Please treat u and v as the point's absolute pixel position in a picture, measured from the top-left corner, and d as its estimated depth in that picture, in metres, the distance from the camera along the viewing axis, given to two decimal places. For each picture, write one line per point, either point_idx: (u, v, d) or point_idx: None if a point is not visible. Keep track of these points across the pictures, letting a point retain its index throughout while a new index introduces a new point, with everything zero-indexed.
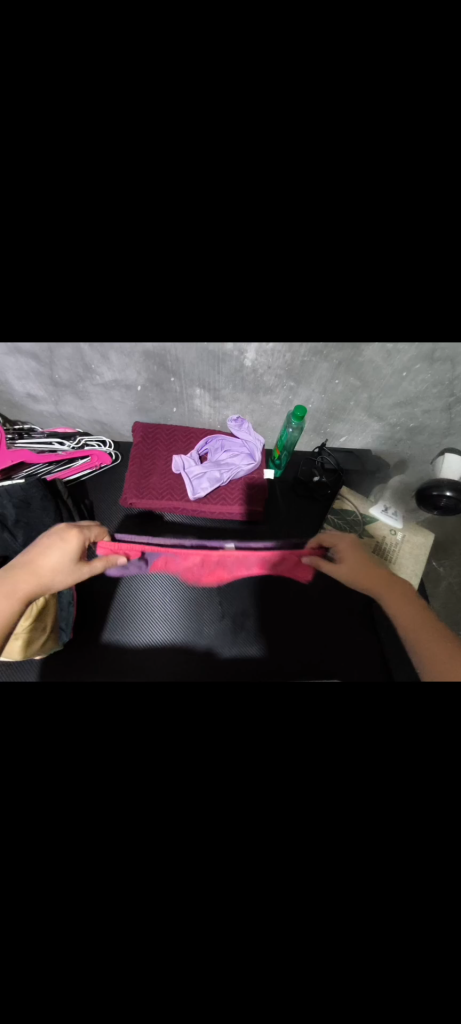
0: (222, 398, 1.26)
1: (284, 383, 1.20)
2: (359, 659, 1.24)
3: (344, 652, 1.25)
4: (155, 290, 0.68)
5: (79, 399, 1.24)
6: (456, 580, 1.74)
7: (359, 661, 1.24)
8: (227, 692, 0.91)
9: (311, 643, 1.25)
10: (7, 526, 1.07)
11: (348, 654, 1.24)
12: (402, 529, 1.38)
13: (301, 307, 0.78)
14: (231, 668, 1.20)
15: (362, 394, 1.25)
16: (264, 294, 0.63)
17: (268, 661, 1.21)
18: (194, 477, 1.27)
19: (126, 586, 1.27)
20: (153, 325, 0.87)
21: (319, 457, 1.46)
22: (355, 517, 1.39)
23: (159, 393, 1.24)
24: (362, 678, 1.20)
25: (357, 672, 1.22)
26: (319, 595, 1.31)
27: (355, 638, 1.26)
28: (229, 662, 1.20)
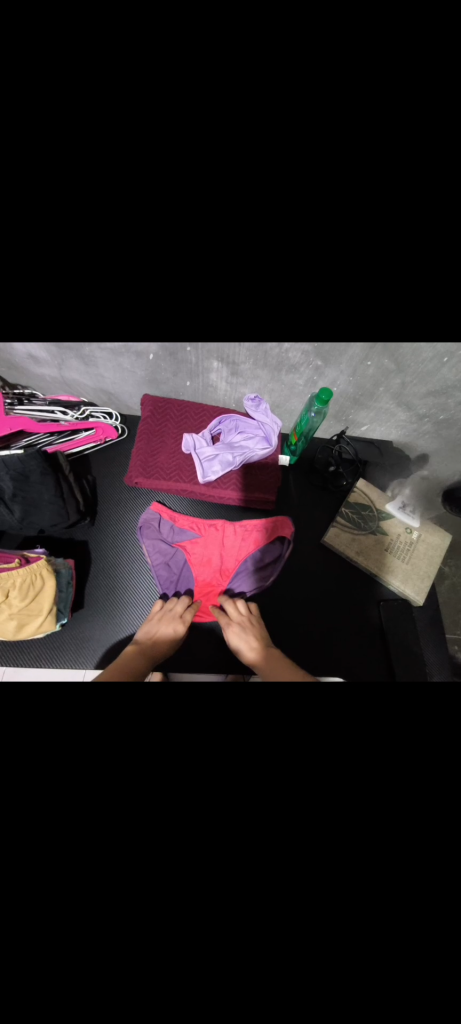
0: (240, 374, 1.15)
1: (310, 362, 1.09)
2: (361, 659, 1.22)
3: (350, 649, 1.23)
4: (182, 242, 0.58)
5: (84, 364, 1.14)
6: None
7: (358, 661, 1.21)
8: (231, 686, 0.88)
9: (316, 640, 1.23)
10: (3, 500, 0.99)
11: (346, 651, 1.22)
12: (418, 529, 1.31)
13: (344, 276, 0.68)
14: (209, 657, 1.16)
15: (394, 379, 1.14)
16: (312, 259, 0.53)
17: None
18: (205, 461, 1.19)
19: (130, 572, 1.18)
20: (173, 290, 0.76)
21: (337, 446, 1.38)
22: (371, 514, 1.32)
23: (172, 364, 1.13)
24: (367, 678, 1.19)
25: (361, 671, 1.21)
26: (326, 594, 1.27)
27: (357, 640, 1.24)
28: (221, 648, 1.17)
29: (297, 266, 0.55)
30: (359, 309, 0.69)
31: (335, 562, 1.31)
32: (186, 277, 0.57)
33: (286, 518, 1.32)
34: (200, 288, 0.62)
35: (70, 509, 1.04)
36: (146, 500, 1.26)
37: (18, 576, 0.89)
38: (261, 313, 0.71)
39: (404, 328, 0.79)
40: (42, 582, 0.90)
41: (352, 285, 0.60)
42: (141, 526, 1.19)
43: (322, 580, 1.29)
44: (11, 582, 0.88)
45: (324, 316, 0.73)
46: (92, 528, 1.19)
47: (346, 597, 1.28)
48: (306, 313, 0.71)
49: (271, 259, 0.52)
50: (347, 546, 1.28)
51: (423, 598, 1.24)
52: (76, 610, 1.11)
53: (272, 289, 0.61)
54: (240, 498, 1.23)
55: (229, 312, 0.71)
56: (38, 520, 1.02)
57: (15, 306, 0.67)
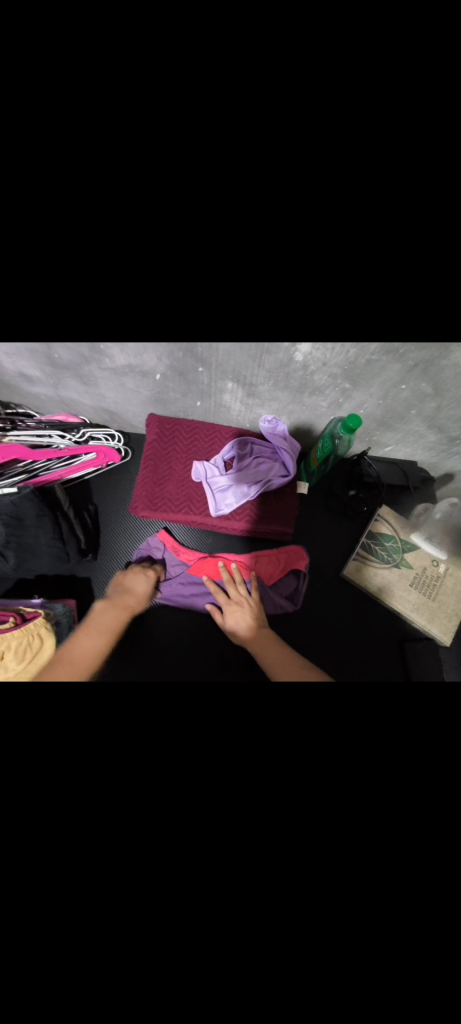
0: (257, 396, 1.04)
1: (337, 385, 0.97)
2: (380, 659, 1.16)
3: (370, 650, 1.17)
4: (206, 270, 0.47)
5: (84, 383, 1.02)
6: None
7: (375, 660, 1.16)
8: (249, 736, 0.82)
9: (334, 640, 1.17)
10: None
11: (366, 662, 1.16)
12: (445, 560, 1.22)
13: (394, 308, 0.57)
14: (201, 660, 1.07)
15: (429, 402, 1.02)
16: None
17: None
18: (216, 491, 1.09)
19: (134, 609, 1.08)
20: (188, 316, 0.64)
21: (359, 468, 1.27)
22: (394, 543, 1.22)
23: (181, 384, 1.01)
24: (386, 678, 1.14)
25: (380, 671, 1.15)
26: (342, 609, 1.20)
27: (376, 640, 1.19)
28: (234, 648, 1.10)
29: (348, 257, 0.46)
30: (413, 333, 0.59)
31: (354, 593, 1.22)
32: (215, 264, 0.48)
33: (301, 548, 1.23)
34: (224, 274, 0.51)
35: (70, 551, 0.95)
36: (153, 530, 1.17)
37: (13, 636, 0.81)
38: (295, 305, 0.60)
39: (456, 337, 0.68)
40: (41, 643, 0.83)
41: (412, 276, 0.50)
42: (141, 550, 1.13)
43: (336, 588, 1.22)
44: (5, 645, 0.80)
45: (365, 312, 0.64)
46: (94, 562, 1.10)
47: (368, 632, 1.19)
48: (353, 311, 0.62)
49: (325, 245, 0.41)
50: (367, 579, 1.19)
51: (450, 639, 1.15)
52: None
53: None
54: (255, 531, 1.14)
55: (260, 304, 0.60)
56: (35, 565, 0.92)
57: (25, 298, 0.59)
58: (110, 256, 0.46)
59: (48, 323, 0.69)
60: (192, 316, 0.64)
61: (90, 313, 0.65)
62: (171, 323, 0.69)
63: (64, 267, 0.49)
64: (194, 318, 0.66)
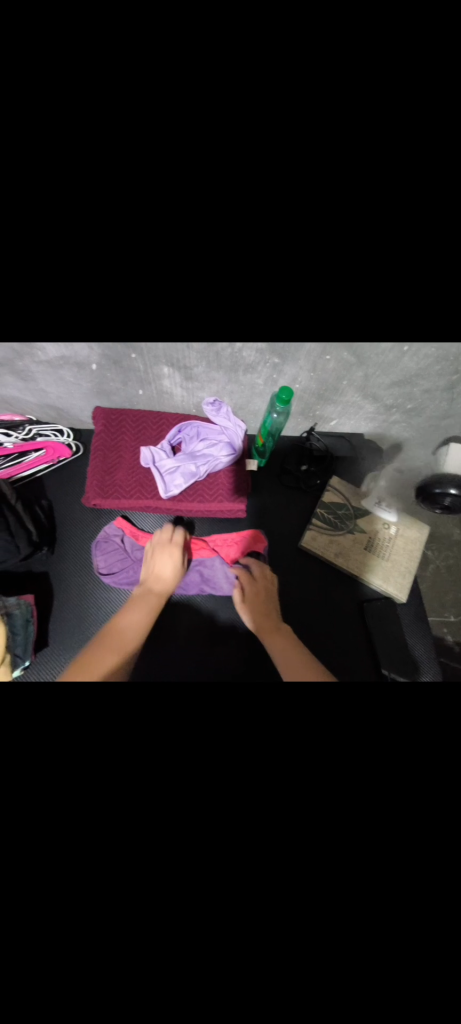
0: (195, 379, 1.07)
1: (266, 360, 1.02)
2: (354, 656, 1.17)
3: (344, 641, 1.18)
4: (89, 245, 0.51)
5: (21, 380, 1.04)
6: (444, 561, 1.36)
7: (347, 653, 1.17)
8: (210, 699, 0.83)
9: (314, 629, 1.19)
10: None
11: (343, 654, 1.17)
12: (396, 523, 1.27)
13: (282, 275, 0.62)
14: (192, 661, 1.09)
15: (357, 371, 1.08)
16: (238, 228, 0.47)
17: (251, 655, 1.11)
18: (165, 473, 1.12)
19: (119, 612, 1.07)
20: (100, 300, 0.68)
21: (308, 444, 1.32)
22: (346, 511, 1.27)
23: (119, 372, 1.04)
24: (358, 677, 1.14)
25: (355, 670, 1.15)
26: (317, 595, 1.23)
27: (350, 634, 1.19)
28: (203, 636, 1.12)
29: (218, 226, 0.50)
30: (307, 303, 0.64)
31: (314, 566, 1.26)
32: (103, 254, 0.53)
33: (260, 528, 1.27)
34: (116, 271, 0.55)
35: (20, 543, 0.96)
36: (110, 521, 1.18)
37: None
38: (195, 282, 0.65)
39: (353, 311, 0.75)
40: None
41: (292, 274, 0.56)
42: (97, 540, 1.14)
43: (306, 574, 1.25)
44: None
45: (266, 306, 0.70)
46: (51, 555, 1.11)
47: (332, 601, 1.23)
48: (252, 301, 0.67)
49: (187, 220, 0.46)
50: (324, 548, 1.23)
51: (405, 595, 1.20)
52: (40, 648, 1.01)
53: (200, 279, 0.54)
54: (210, 511, 1.16)
55: (163, 302, 0.64)
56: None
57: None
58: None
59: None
60: (102, 300, 0.68)
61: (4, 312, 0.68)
62: (87, 311, 0.72)
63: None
64: (104, 306, 0.70)
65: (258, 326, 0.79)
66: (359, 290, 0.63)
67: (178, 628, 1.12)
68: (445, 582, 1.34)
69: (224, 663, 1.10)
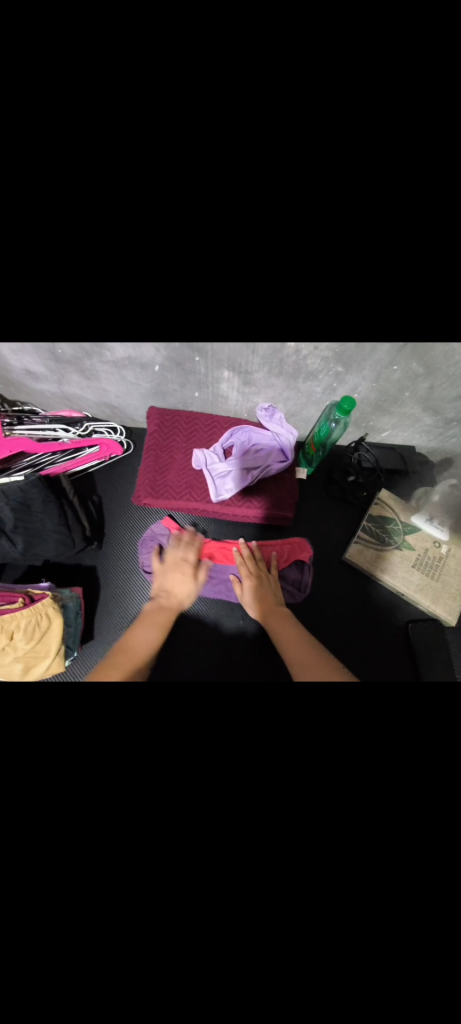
0: (252, 383, 1.07)
1: (329, 368, 0.99)
2: (395, 659, 1.14)
3: (384, 649, 1.16)
4: (195, 253, 0.51)
5: (85, 379, 1.06)
6: None
7: (387, 662, 1.14)
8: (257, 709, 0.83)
9: (352, 635, 1.17)
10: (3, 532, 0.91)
11: (384, 662, 1.14)
12: (447, 541, 1.22)
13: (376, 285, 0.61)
14: (186, 660, 1.08)
15: (422, 383, 1.04)
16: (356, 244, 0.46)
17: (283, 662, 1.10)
18: (216, 476, 1.12)
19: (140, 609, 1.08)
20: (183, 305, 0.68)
21: (357, 454, 1.29)
22: (395, 525, 1.23)
23: (179, 374, 1.05)
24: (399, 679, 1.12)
25: (394, 672, 1.13)
26: (355, 604, 1.20)
27: (390, 643, 1.16)
28: (242, 641, 1.12)
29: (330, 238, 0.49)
30: (398, 314, 0.62)
31: (357, 580, 1.22)
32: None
33: (303, 537, 1.25)
34: (220, 285, 0.55)
35: (76, 536, 0.98)
36: (156, 520, 1.19)
37: (23, 618, 0.82)
38: None
39: (439, 321, 0.71)
40: (48, 622, 0.84)
41: (395, 287, 0.54)
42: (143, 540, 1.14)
43: (343, 586, 1.22)
44: (15, 624, 0.81)
45: (351, 314, 0.68)
46: (99, 550, 1.13)
47: (374, 616, 1.19)
48: (338, 311, 0.66)
49: (304, 242, 0.45)
50: (370, 562, 1.20)
51: (455, 618, 1.15)
52: (86, 640, 1.04)
53: (302, 291, 0.53)
54: (257, 516, 1.16)
55: (252, 311, 0.64)
56: (43, 551, 0.95)
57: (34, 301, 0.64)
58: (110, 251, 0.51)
59: (55, 324, 0.74)
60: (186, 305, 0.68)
61: (92, 322, 0.70)
62: (166, 315, 0.73)
63: (67, 286, 0.53)
64: (185, 311, 0.70)
65: (334, 335, 0.77)
66: (456, 304, 0.61)
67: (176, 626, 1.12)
68: None
69: (210, 664, 1.09)
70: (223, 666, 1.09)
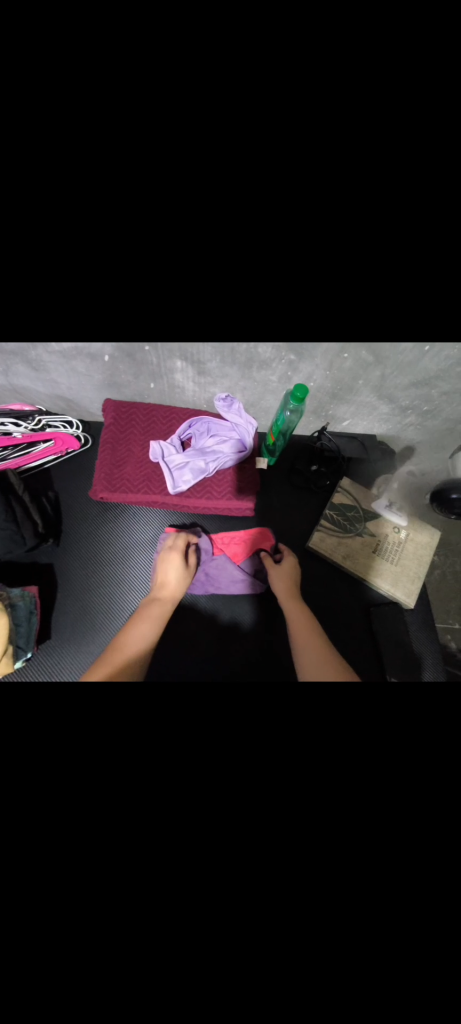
0: (207, 373, 1.06)
1: (282, 356, 0.99)
2: (357, 651, 1.16)
3: (347, 641, 1.17)
4: None
5: (33, 370, 1.02)
6: (450, 570, 1.33)
7: (348, 653, 1.16)
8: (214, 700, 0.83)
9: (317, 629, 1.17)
10: None
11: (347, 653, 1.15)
12: (407, 528, 1.25)
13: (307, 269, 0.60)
14: (203, 663, 1.08)
15: (374, 371, 1.06)
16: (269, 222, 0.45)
17: (247, 659, 1.09)
18: (175, 469, 1.10)
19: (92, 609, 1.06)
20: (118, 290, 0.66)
21: (318, 444, 1.30)
22: (356, 513, 1.25)
23: (132, 365, 1.02)
24: (364, 678, 1.12)
25: (359, 670, 1.14)
26: (322, 599, 1.21)
27: (353, 635, 1.18)
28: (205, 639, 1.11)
29: None
30: (329, 297, 0.62)
31: (321, 571, 1.24)
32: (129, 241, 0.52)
33: (267, 528, 1.26)
34: (143, 266, 0.54)
35: (26, 535, 0.94)
36: (116, 515, 1.17)
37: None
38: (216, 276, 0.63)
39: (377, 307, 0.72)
40: None
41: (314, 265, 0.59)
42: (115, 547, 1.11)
43: (305, 581, 1.22)
44: None
45: (289, 298, 0.68)
46: (56, 548, 1.10)
47: (338, 607, 1.21)
48: (273, 295, 0.65)
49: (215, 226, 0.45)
50: (333, 551, 1.21)
51: (413, 600, 1.18)
52: (42, 640, 1.01)
53: (226, 272, 0.53)
54: (217, 509, 1.15)
55: (184, 296, 0.63)
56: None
57: None
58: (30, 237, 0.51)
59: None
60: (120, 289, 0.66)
61: (22, 304, 0.67)
62: (103, 303, 0.71)
63: None
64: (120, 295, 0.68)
65: (278, 321, 0.77)
66: (383, 288, 0.61)
67: (184, 628, 1.11)
68: (452, 591, 1.31)
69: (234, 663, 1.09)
70: (184, 665, 1.07)
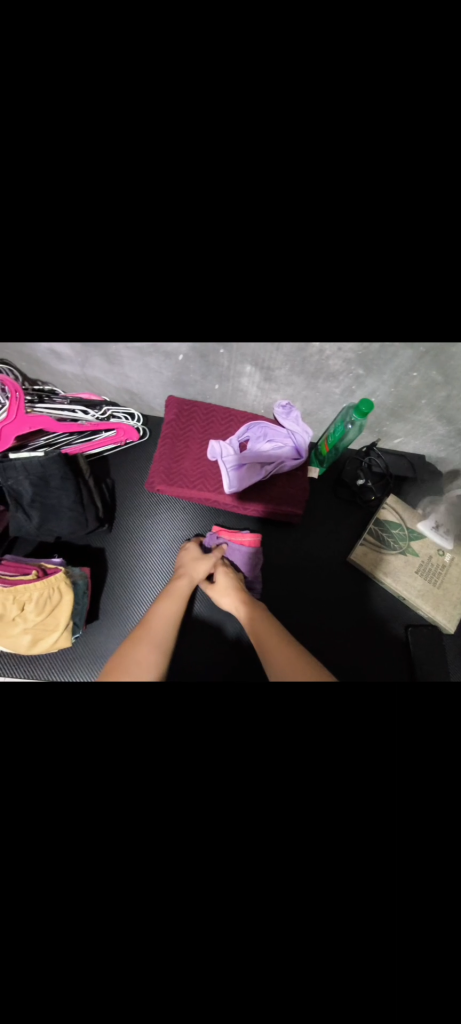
0: (273, 380, 1.09)
1: (350, 370, 1.01)
2: (391, 668, 1.16)
3: (379, 654, 1.17)
4: None
5: (108, 362, 1.07)
6: None
7: (381, 667, 1.16)
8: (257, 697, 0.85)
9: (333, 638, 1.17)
10: (21, 506, 0.91)
11: (380, 666, 1.16)
12: (451, 551, 1.24)
13: None
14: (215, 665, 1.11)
15: (439, 392, 1.06)
16: None
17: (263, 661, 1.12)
18: (231, 469, 1.13)
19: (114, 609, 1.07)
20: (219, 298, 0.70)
21: (367, 458, 1.31)
22: (401, 531, 1.24)
23: (202, 366, 1.06)
24: (385, 679, 1.13)
25: (379, 673, 1.15)
26: (344, 607, 1.21)
27: (387, 650, 1.18)
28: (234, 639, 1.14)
29: None
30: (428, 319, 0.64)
31: (359, 583, 1.25)
32: None
33: (309, 536, 1.27)
34: None
35: (89, 518, 0.98)
36: (166, 507, 1.21)
37: (35, 590, 0.82)
38: None
39: None
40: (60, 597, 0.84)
41: None
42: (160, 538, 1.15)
43: (340, 591, 1.23)
44: (27, 596, 0.82)
45: None
46: (109, 534, 1.14)
47: (374, 620, 1.21)
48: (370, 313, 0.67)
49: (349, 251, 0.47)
50: (374, 565, 1.21)
51: (455, 626, 1.16)
52: (90, 621, 1.05)
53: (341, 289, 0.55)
54: (266, 512, 1.17)
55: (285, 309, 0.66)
56: (56, 529, 0.95)
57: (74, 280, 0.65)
58: None
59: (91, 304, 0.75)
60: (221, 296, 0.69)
61: None
62: None
63: None
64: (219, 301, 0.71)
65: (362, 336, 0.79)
66: None
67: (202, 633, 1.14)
68: None
69: (216, 664, 1.12)
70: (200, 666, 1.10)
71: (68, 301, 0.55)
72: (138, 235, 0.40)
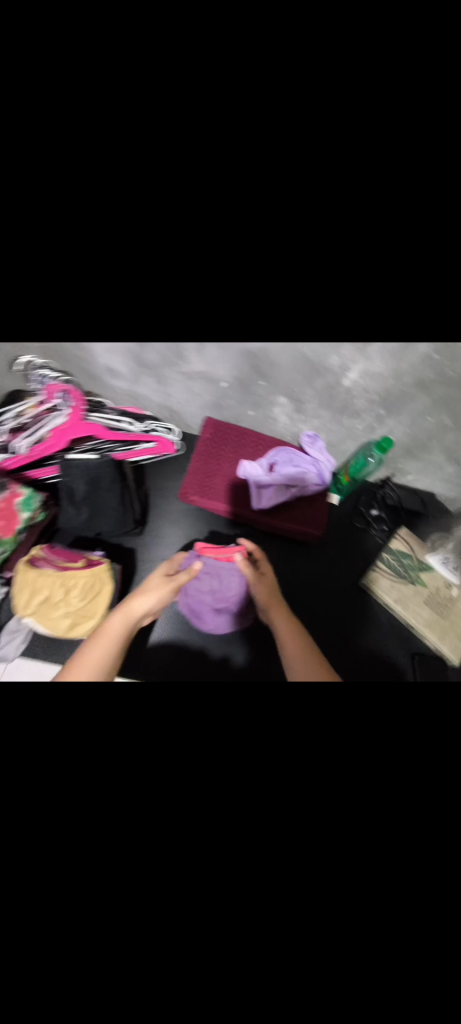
0: (304, 412, 1.20)
1: (375, 409, 1.13)
2: None
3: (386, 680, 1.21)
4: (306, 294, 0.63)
5: (157, 383, 1.19)
6: None
7: None
8: (274, 700, 0.88)
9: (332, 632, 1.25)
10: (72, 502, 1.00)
11: None
12: (458, 586, 1.30)
13: None
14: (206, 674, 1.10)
15: (452, 436, 1.17)
16: None
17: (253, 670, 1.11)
18: (260, 489, 1.23)
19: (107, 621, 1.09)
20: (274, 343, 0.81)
21: (381, 492, 1.41)
22: (411, 562, 1.31)
23: (241, 394, 1.18)
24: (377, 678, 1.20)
25: (372, 670, 1.22)
26: (341, 619, 1.28)
27: (394, 677, 1.21)
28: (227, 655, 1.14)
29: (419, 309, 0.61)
30: None
31: (369, 610, 1.30)
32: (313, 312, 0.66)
33: (324, 558, 1.34)
34: None
35: (129, 519, 1.06)
36: (193, 519, 1.29)
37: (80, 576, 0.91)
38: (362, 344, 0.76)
39: None
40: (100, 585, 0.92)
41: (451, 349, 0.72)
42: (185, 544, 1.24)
43: (350, 614, 1.28)
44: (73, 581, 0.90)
45: None
46: (139, 536, 1.22)
47: (383, 647, 1.25)
48: None
49: None
50: (385, 593, 1.27)
51: (460, 658, 1.20)
52: None
53: None
54: (286, 531, 1.26)
55: None
56: (100, 526, 1.03)
57: (154, 315, 0.76)
58: (233, 299, 0.66)
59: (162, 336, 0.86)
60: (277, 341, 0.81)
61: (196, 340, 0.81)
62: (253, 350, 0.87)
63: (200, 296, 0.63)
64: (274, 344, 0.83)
65: None
66: None
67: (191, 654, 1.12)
68: None
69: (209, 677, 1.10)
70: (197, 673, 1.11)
71: (163, 297, 0.66)
72: (262, 260, 0.54)
